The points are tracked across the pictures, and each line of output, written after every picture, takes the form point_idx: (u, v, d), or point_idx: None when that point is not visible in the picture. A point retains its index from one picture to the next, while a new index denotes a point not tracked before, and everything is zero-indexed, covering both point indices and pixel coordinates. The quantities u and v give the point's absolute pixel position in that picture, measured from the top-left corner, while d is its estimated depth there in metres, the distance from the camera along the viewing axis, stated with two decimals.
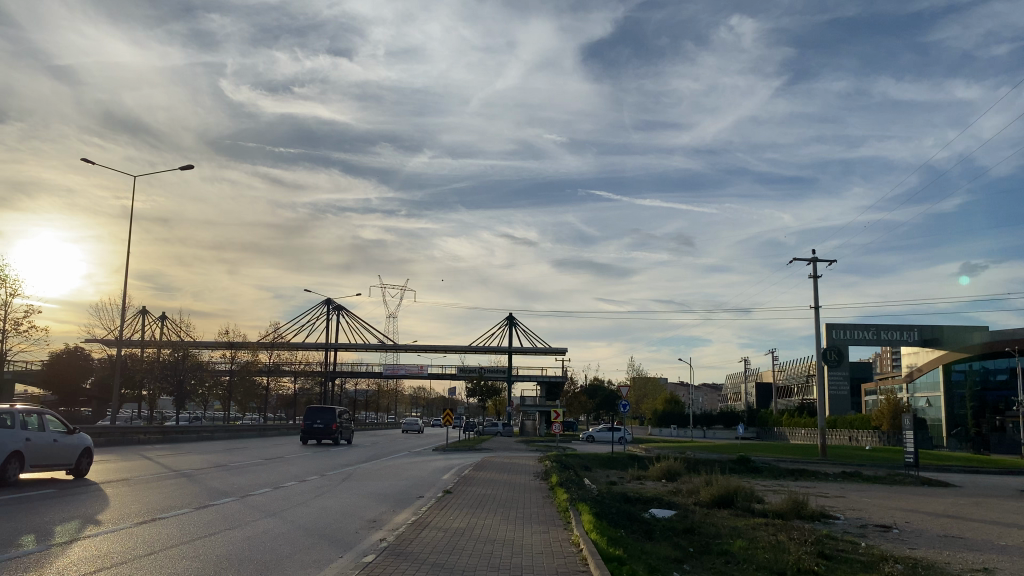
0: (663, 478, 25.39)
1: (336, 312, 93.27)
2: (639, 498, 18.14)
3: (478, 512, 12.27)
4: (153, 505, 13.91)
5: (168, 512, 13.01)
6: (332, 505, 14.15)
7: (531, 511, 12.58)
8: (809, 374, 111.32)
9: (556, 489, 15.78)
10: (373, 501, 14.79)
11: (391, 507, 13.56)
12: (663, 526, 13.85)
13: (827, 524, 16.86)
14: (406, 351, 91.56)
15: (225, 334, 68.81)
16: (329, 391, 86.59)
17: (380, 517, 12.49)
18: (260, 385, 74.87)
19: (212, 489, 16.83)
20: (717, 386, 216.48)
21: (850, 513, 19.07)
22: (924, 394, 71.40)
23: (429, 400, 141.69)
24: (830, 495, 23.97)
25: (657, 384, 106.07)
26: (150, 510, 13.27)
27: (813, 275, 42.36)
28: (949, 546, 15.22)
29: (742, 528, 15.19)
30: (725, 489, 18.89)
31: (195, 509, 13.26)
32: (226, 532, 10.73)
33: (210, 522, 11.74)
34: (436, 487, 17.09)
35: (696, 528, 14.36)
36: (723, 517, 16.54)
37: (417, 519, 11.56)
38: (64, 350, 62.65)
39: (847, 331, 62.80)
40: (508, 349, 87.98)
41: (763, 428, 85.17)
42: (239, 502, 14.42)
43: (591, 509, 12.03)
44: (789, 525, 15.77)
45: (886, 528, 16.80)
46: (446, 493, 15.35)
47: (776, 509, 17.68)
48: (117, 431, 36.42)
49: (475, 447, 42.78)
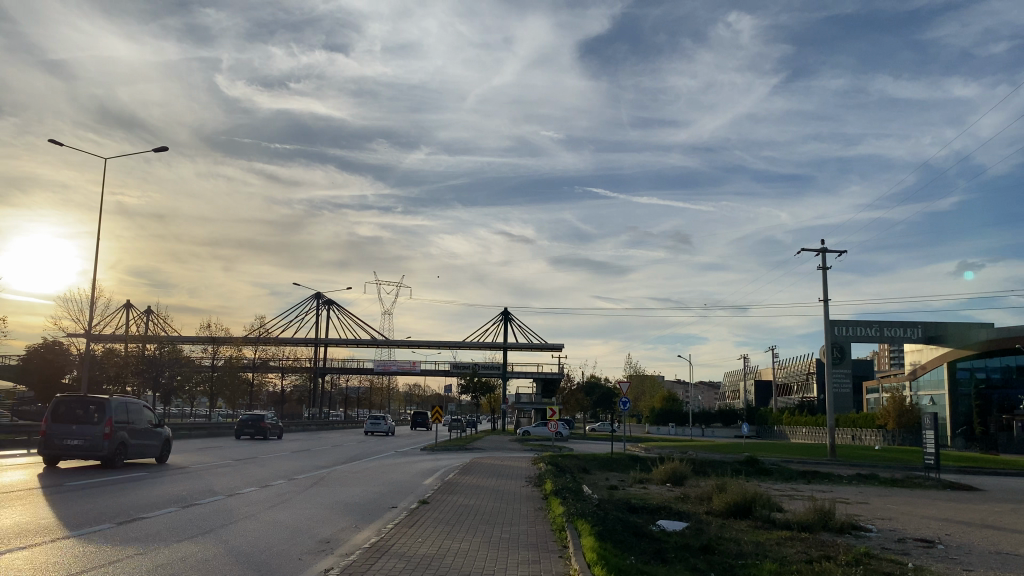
0: (668, 481, 23.16)
1: (327, 306, 91.36)
2: (645, 507, 15.94)
3: (455, 531, 10.11)
4: (76, 518, 11.82)
5: (84, 528, 10.87)
6: (284, 519, 11.96)
7: (520, 531, 10.42)
8: (809, 372, 109.64)
9: (550, 499, 13.63)
10: (337, 513, 12.62)
11: (351, 524, 11.35)
12: (676, 545, 11.69)
13: (860, 538, 14.68)
14: (399, 347, 89.70)
15: (208, 329, 66.41)
16: (318, 388, 84.46)
17: (335, 536, 10.34)
18: (246, 381, 72.49)
19: (156, 497, 14.70)
20: (714, 386, 215.38)
21: (883, 524, 16.88)
22: (927, 392, 69.42)
23: (423, 397, 139.88)
24: (852, 500, 21.87)
25: (655, 382, 103.77)
26: (65, 526, 11.14)
27: (823, 266, 39.65)
28: (1008, 566, 13.11)
29: (768, 546, 13.03)
30: (741, 497, 16.70)
31: (117, 525, 11.10)
32: (128, 562, 8.60)
33: (126, 546, 9.57)
34: (413, 495, 14.92)
35: (716, 547, 12.18)
36: (741, 531, 14.37)
37: (375, 541, 9.40)
38: (41, 345, 60.36)
39: (849, 327, 60.79)
40: (503, 346, 85.59)
41: (764, 427, 83.17)
42: (176, 514, 12.28)
43: (593, 527, 9.88)
44: (822, 541, 13.64)
45: (929, 544, 14.62)
46: (423, 503, 13.16)
47: (799, 520, 15.46)
48: None
49: (467, 446, 40.41)
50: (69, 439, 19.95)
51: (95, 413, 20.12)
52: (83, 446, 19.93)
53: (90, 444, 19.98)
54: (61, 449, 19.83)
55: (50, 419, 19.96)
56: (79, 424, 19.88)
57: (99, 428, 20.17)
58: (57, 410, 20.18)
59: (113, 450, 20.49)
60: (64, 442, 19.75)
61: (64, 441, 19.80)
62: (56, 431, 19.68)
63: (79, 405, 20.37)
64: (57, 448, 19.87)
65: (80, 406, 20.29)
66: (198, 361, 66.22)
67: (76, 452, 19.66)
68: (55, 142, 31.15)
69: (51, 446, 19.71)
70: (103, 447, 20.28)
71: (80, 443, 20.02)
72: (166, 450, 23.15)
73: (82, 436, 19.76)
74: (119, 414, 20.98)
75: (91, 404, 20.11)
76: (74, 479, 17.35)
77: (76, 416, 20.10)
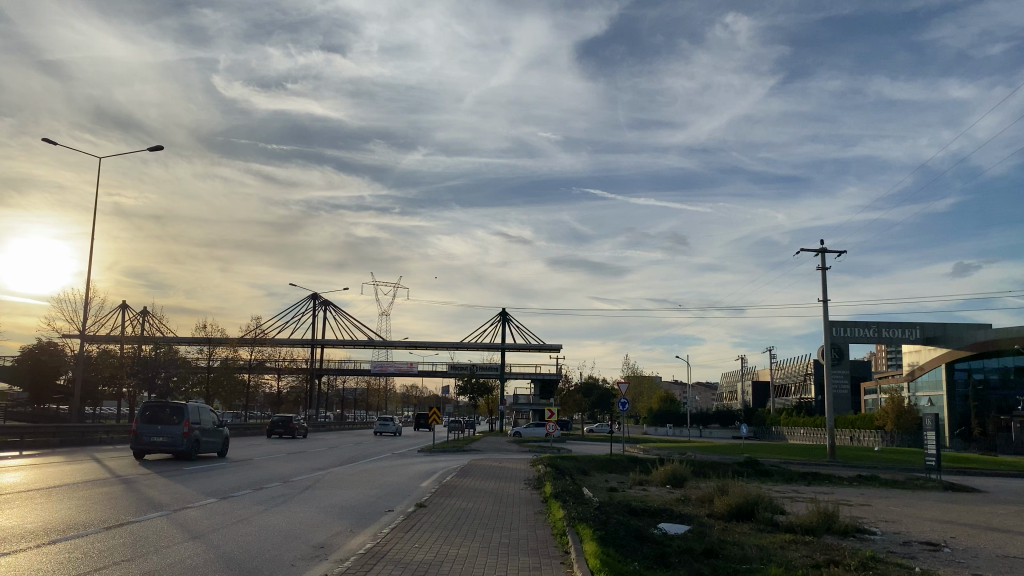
0: (667, 483, 22.91)
1: (323, 307, 91.05)
2: (646, 510, 15.72)
3: (453, 536, 9.82)
4: (64, 522, 11.50)
5: (70, 533, 10.56)
6: (277, 523, 11.66)
7: (519, 536, 10.14)
8: (806, 374, 109.55)
9: (550, 501, 13.37)
10: (332, 518, 12.33)
11: (346, 528, 11.07)
12: (678, 549, 11.46)
13: (865, 542, 14.46)
14: (396, 348, 89.38)
15: (203, 329, 66.04)
16: (315, 389, 84.03)
17: (329, 542, 10.04)
18: (243, 381, 72.14)
19: (146, 499, 14.39)
20: (711, 387, 215.42)
21: (887, 527, 16.67)
22: (925, 394, 69.19)
23: (420, 399, 139.71)
24: (855, 502, 21.63)
25: (653, 383, 103.46)
26: (52, 530, 10.85)
27: (821, 267, 39.49)
28: (1014, 569, 12.91)
29: (772, 550, 12.78)
30: (744, 499, 16.44)
31: (106, 529, 10.83)
32: (114, 569, 8.34)
33: (114, 551, 9.29)
34: (410, 499, 14.64)
35: (720, 551, 11.93)
36: (744, 535, 14.13)
37: (370, 547, 9.14)
38: (36, 346, 59.96)
39: (847, 328, 60.63)
40: (501, 346, 85.42)
41: (761, 428, 83.09)
42: (167, 519, 11.97)
43: (595, 532, 9.63)
44: (827, 545, 13.40)
45: (935, 547, 14.41)
46: (420, 507, 12.90)
47: (802, 523, 15.23)
48: (77, 431, 34.16)
49: (464, 447, 40.27)
50: (156, 437, 23.63)
51: (178, 415, 23.83)
52: (167, 443, 23.66)
53: (173, 441, 23.68)
54: (148, 445, 23.46)
55: (140, 421, 23.62)
56: (164, 424, 23.59)
57: (180, 428, 23.78)
58: (144, 412, 23.83)
59: (191, 446, 24.24)
60: (152, 439, 23.48)
61: (152, 438, 23.51)
62: (145, 430, 23.33)
63: (163, 409, 24.06)
64: (144, 445, 23.51)
65: (164, 409, 24.00)
66: (194, 362, 65.90)
67: (163, 447, 23.40)
68: (48, 141, 33.02)
69: (141, 442, 23.39)
70: (183, 443, 23.99)
71: (164, 440, 23.76)
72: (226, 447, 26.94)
73: (167, 435, 23.45)
74: (194, 415, 24.72)
75: (173, 407, 23.81)
76: (63, 482, 17.07)
77: (160, 418, 23.78)
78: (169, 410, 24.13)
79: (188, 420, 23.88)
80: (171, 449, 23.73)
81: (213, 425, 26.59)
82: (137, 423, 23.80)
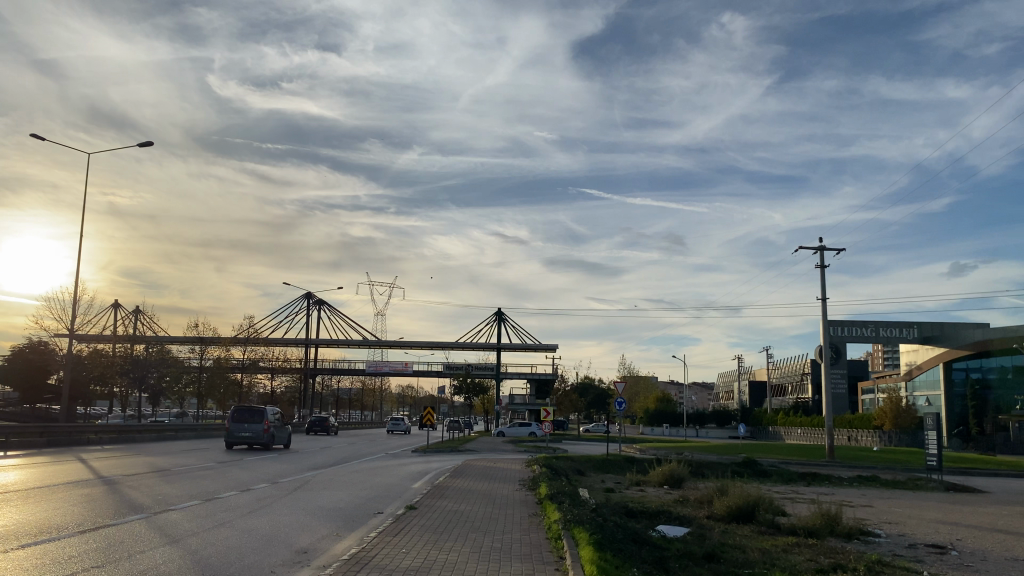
0: (665, 484, 22.45)
1: (318, 306, 90.44)
2: (644, 511, 15.24)
3: (442, 540, 9.33)
4: (37, 525, 10.96)
5: (41, 537, 10.04)
6: (259, 527, 11.14)
7: (511, 540, 9.69)
8: (803, 374, 109.17)
9: (545, 504, 12.88)
10: (319, 521, 11.84)
11: (332, 532, 10.59)
12: (678, 553, 11.02)
13: (869, 545, 14.01)
14: (391, 348, 88.88)
15: (196, 329, 65.17)
16: (310, 388, 83.37)
17: (313, 546, 9.56)
18: (236, 381, 71.49)
19: (128, 501, 13.92)
20: (708, 386, 215.21)
21: (891, 529, 16.22)
22: (924, 393, 68.86)
23: (416, 399, 139.28)
24: (857, 504, 21.17)
25: (650, 383, 102.93)
26: (24, 534, 10.30)
27: (820, 266, 39.20)
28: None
29: (775, 553, 12.30)
30: (744, 500, 15.96)
31: (80, 533, 10.28)
32: None
33: (85, 557, 8.76)
34: (401, 500, 14.15)
35: (721, 555, 11.48)
36: (745, 537, 13.71)
37: (355, 552, 8.66)
38: (27, 346, 59.25)
39: (844, 327, 60.33)
40: (496, 346, 84.94)
41: (758, 428, 82.68)
42: (146, 522, 11.47)
43: (592, 535, 9.18)
44: (832, 549, 12.95)
45: (943, 551, 13.96)
46: (409, 509, 12.42)
47: (805, 525, 14.78)
48: (66, 431, 33.66)
49: (460, 448, 39.91)
50: (243, 432, 32.24)
51: (258, 415, 32.29)
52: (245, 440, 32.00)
53: (256, 434, 32.18)
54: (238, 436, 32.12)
55: (231, 420, 32.21)
56: (249, 421, 32.24)
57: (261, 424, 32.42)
58: (234, 414, 32.33)
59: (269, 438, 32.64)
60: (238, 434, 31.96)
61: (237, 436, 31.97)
62: (236, 427, 31.98)
63: (247, 411, 32.52)
64: (236, 437, 32.16)
65: (247, 412, 32.49)
66: (186, 361, 65.11)
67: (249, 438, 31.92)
68: (36, 137, 32.13)
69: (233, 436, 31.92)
70: (262, 436, 32.55)
71: (249, 434, 32.24)
72: (291, 440, 35.44)
73: (252, 430, 32.10)
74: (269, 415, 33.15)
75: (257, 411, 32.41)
76: (44, 483, 16.60)
77: (245, 417, 32.39)
78: (251, 412, 32.58)
79: (266, 418, 32.28)
80: (254, 441, 32.16)
81: (282, 423, 35.36)
82: (229, 422, 32.37)
